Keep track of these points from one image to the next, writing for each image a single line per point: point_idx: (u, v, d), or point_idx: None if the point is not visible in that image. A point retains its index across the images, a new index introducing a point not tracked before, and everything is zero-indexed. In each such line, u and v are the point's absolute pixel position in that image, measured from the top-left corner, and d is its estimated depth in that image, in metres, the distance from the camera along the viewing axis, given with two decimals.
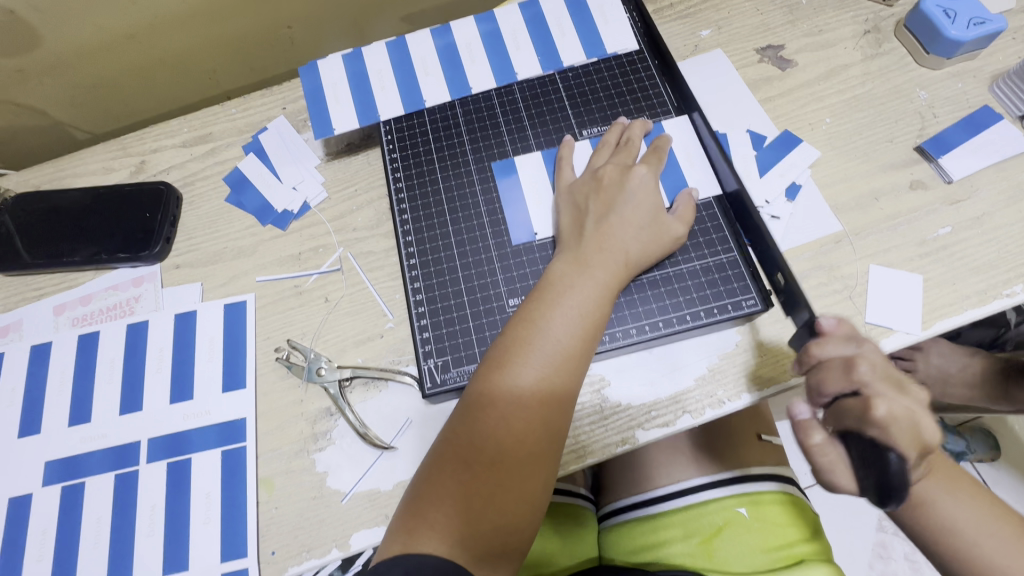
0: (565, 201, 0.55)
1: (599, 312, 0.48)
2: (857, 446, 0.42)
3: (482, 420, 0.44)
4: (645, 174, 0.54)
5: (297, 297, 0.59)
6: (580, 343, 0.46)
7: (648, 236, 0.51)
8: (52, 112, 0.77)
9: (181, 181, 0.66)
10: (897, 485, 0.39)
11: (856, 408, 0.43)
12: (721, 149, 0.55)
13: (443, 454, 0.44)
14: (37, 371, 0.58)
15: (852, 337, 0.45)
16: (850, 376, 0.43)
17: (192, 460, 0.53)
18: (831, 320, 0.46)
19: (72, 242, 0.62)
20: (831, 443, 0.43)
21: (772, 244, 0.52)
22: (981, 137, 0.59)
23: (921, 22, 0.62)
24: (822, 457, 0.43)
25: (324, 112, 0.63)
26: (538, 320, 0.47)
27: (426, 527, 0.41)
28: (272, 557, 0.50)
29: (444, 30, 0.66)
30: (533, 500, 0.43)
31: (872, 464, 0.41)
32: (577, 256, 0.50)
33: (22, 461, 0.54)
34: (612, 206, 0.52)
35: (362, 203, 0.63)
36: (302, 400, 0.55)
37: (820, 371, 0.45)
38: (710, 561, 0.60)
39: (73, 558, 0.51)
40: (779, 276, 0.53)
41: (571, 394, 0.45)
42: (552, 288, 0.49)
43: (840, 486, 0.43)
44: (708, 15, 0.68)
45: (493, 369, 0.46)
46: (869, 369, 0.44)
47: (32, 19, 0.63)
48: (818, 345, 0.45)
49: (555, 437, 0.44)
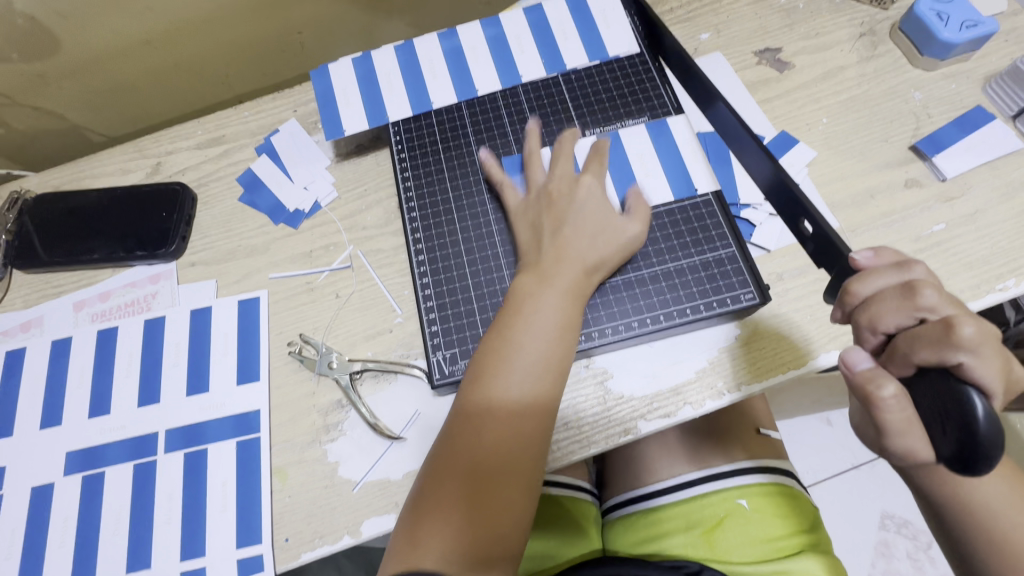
0: (522, 220, 0.56)
1: (568, 317, 0.49)
2: (931, 386, 0.37)
3: (464, 433, 0.46)
4: (591, 183, 0.56)
5: (308, 294, 0.61)
6: (555, 349, 0.48)
7: (604, 241, 0.53)
8: (70, 115, 0.79)
9: (196, 182, 0.68)
10: (983, 438, 0.34)
11: (930, 333, 0.37)
12: (739, 121, 0.54)
13: (430, 469, 0.45)
14: (58, 365, 0.60)
15: (901, 266, 0.42)
16: (910, 303, 0.39)
17: (208, 450, 0.55)
18: (867, 252, 0.44)
19: (92, 241, 0.64)
20: (904, 395, 0.37)
21: (799, 189, 0.50)
22: (974, 136, 0.60)
23: (915, 25, 0.64)
24: (896, 412, 0.37)
25: (334, 114, 0.65)
26: (508, 332, 0.49)
27: (421, 540, 0.42)
28: (286, 543, 0.52)
29: (451, 35, 0.68)
30: (524, 503, 0.45)
31: (950, 409, 0.35)
32: (539, 268, 0.52)
33: (42, 451, 0.56)
34: (562, 218, 0.54)
35: (371, 202, 0.65)
36: (314, 392, 0.57)
37: (873, 307, 0.41)
38: (712, 551, 0.62)
39: (94, 544, 0.53)
40: (804, 223, 0.51)
41: (548, 398, 0.47)
42: (521, 301, 0.50)
43: (914, 448, 0.37)
44: (708, 19, 0.70)
45: (470, 385, 0.48)
46: (934, 292, 0.39)
47: (53, 25, 0.66)
48: (862, 282, 0.42)
49: (538, 440, 0.46)
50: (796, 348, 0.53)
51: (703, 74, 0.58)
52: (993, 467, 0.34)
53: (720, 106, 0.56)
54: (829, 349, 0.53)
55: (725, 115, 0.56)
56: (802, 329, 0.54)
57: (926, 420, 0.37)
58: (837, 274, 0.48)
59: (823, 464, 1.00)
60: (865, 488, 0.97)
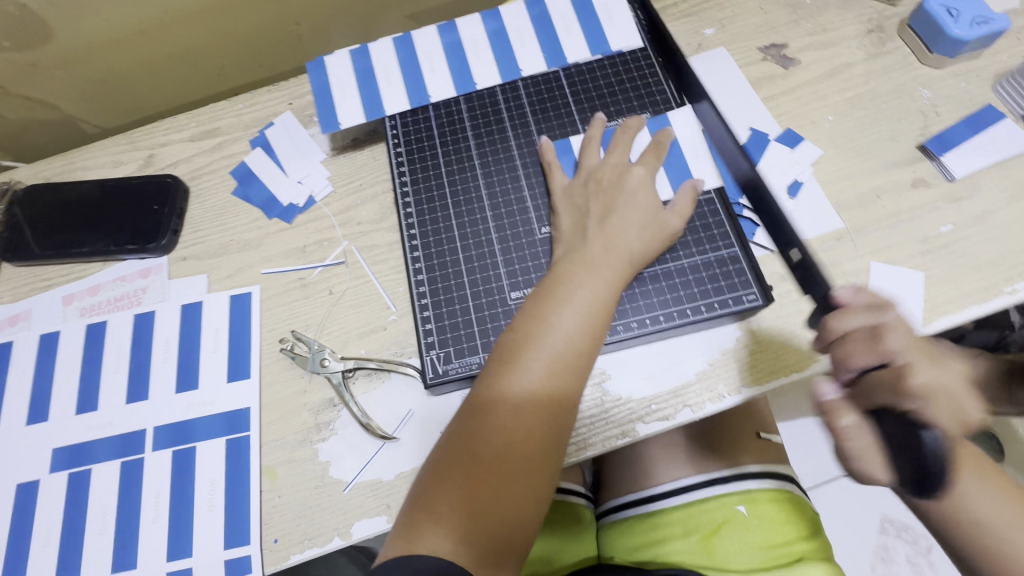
0: (568, 204, 0.55)
1: (606, 311, 0.48)
2: (891, 422, 0.41)
3: (492, 414, 0.44)
4: (642, 174, 0.54)
5: (301, 289, 0.60)
6: (589, 339, 0.47)
7: (649, 234, 0.52)
8: (63, 106, 0.78)
9: (188, 175, 0.67)
10: (929, 468, 0.40)
11: (888, 380, 0.42)
12: (725, 125, 0.56)
13: (452, 449, 0.43)
14: (45, 360, 0.59)
15: (874, 307, 0.45)
16: (877, 347, 0.43)
17: (197, 447, 0.54)
18: (846, 289, 0.47)
19: (80, 234, 0.63)
20: (864, 426, 0.42)
21: (767, 191, 0.54)
22: (983, 136, 0.59)
23: (924, 21, 0.62)
24: (852, 440, 0.42)
25: (330, 107, 0.64)
26: (548, 316, 0.47)
27: (432, 523, 0.40)
28: (274, 545, 0.51)
29: (451, 27, 0.66)
30: (538, 497, 0.43)
31: (905, 443, 0.40)
32: (583, 256, 0.50)
33: (29, 447, 0.55)
34: (611, 205, 0.53)
35: (367, 197, 0.63)
36: (305, 390, 0.55)
37: (844, 346, 0.45)
38: (710, 559, 0.61)
39: (78, 542, 0.52)
40: (793, 252, 0.54)
41: (576, 392, 0.46)
42: (561, 285, 0.48)
43: (870, 471, 0.42)
44: (712, 14, 0.69)
45: (503, 364, 0.46)
46: (896, 338, 0.43)
47: (44, 13, 0.65)
48: (839, 319, 0.45)
49: (561, 434, 0.45)
50: (799, 352, 0.52)
51: (694, 73, 0.60)
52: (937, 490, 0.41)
53: (705, 105, 0.59)
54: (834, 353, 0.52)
55: (709, 116, 0.59)
56: (805, 332, 0.53)
57: (884, 450, 0.42)
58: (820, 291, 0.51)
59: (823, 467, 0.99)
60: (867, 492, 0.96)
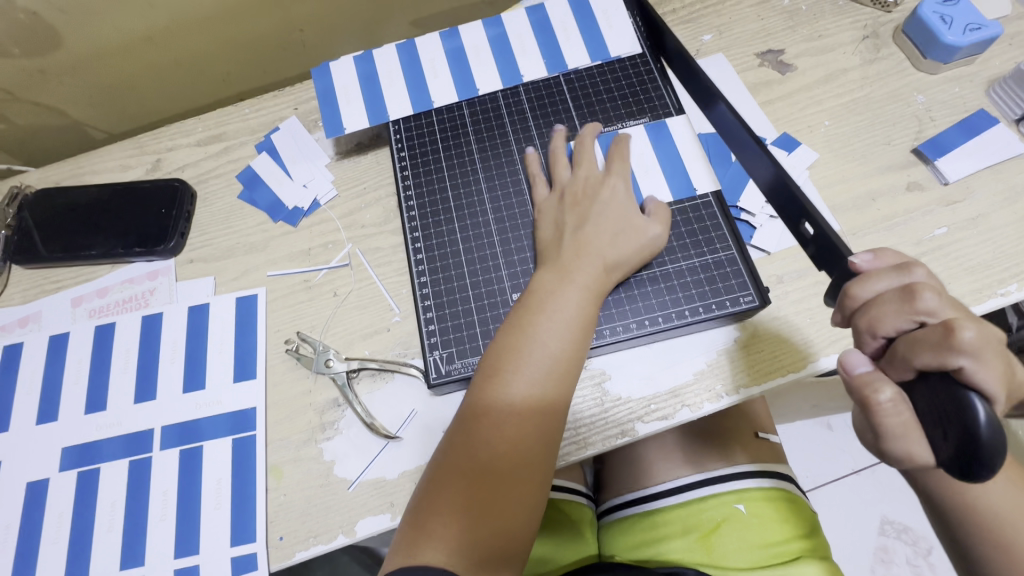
0: (544, 217, 0.56)
1: (587, 317, 0.49)
2: (933, 390, 0.36)
3: (477, 426, 0.45)
4: (617, 185, 0.55)
5: (306, 291, 0.61)
6: (570, 346, 0.47)
7: (625, 240, 0.52)
8: (71, 112, 0.80)
9: (195, 179, 0.68)
10: (983, 443, 0.33)
11: (930, 337, 0.37)
12: (741, 122, 0.54)
13: (441, 463, 0.45)
14: (55, 361, 0.60)
15: (901, 268, 0.41)
16: (909, 306, 0.39)
17: (204, 447, 0.55)
18: (867, 254, 0.44)
19: (89, 237, 0.64)
20: (903, 399, 0.38)
21: (799, 190, 0.50)
22: (976, 140, 0.60)
23: (918, 27, 0.63)
24: (891, 415, 0.37)
25: (335, 112, 0.65)
26: (528, 327, 0.48)
27: (427, 537, 0.41)
28: (280, 542, 0.51)
29: (453, 34, 0.68)
30: (531, 503, 0.44)
31: (951, 416, 0.35)
32: (558, 265, 0.51)
33: (39, 446, 0.56)
34: (586, 216, 0.54)
35: (370, 201, 0.64)
36: (310, 390, 0.56)
37: (872, 310, 0.41)
38: (709, 555, 0.62)
39: (87, 539, 0.53)
40: (805, 226, 0.51)
41: (561, 398, 0.46)
42: (541, 296, 0.49)
43: (910, 451, 0.37)
44: (710, 20, 0.70)
45: (487, 378, 0.47)
46: (934, 296, 0.38)
47: (55, 21, 0.66)
48: (862, 284, 0.42)
49: (548, 440, 0.45)
50: (796, 353, 0.53)
51: (705, 75, 0.58)
52: (994, 473, 0.33)
53: (721, 106, 0.56)
54: (830, 353, 0.53)
55: (725, 115, 0.56)
56: (801, 333, 0.54)
57: (926, 426, 0.36)
58: (837, 276, 0.48)
59: (822, 469, 0.99)
60: (867, 494, 0.97)
